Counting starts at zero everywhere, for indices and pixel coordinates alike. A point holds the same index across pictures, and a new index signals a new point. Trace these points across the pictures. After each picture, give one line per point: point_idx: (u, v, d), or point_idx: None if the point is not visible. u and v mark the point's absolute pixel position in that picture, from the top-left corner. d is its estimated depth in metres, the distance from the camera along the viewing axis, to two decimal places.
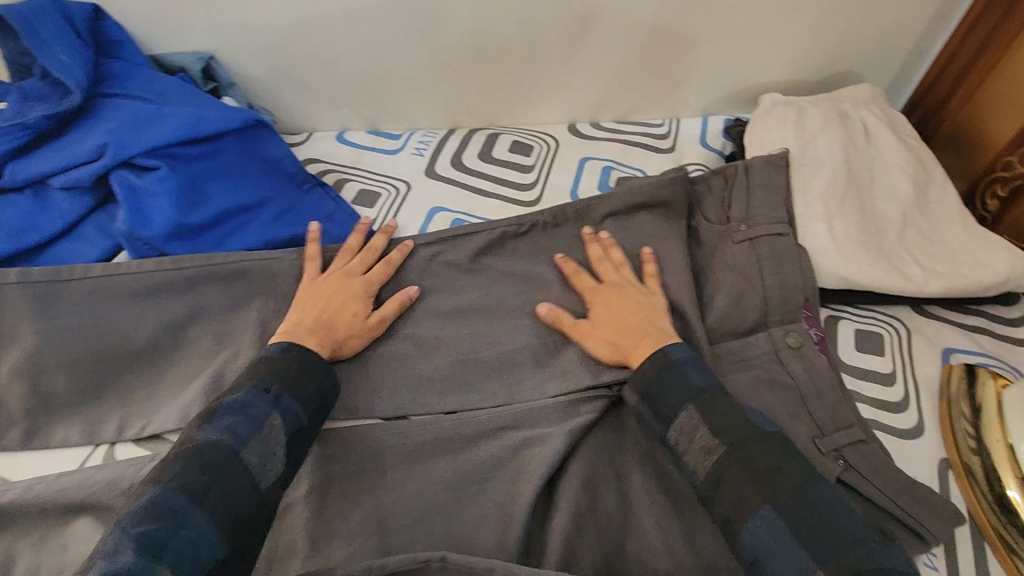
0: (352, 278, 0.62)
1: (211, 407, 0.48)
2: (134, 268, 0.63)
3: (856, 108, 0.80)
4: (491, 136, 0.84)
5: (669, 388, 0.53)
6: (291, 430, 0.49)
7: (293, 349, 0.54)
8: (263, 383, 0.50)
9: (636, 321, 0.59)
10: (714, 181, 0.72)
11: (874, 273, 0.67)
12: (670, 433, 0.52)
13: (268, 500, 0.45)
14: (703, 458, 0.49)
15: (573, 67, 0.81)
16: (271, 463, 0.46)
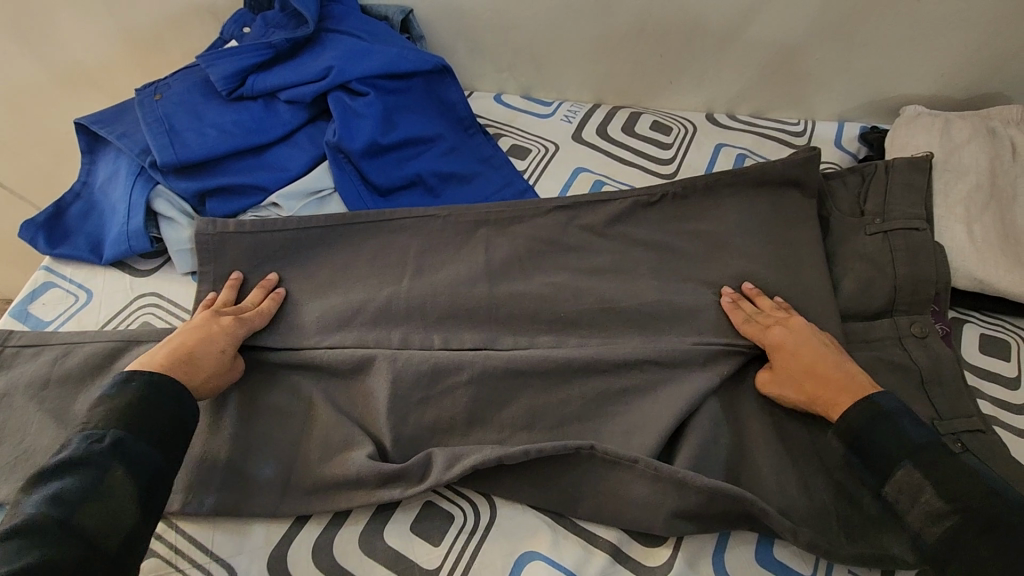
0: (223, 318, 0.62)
1: (36, 472, 0.46)
2: (320, 221, 0.71)
3: (1006, 126, 0.81)
4: (634, 113, 0.92)
5: (883, 441, 0.53)
6: (136, 476, 0.48)
7: (132, 378, 0.53)
8: (97, 428, 0.49)
9: (829, 369, 0.59)
10: (850, 178, 0.77)
11: (1011, 279, 0.68)
12: (888, 487, 0.52)
13: (117, 555, 0.45)
14: (929, 522, 0.49)
15: (723, 59, 0.88)
16: (115, 518, 0.45)
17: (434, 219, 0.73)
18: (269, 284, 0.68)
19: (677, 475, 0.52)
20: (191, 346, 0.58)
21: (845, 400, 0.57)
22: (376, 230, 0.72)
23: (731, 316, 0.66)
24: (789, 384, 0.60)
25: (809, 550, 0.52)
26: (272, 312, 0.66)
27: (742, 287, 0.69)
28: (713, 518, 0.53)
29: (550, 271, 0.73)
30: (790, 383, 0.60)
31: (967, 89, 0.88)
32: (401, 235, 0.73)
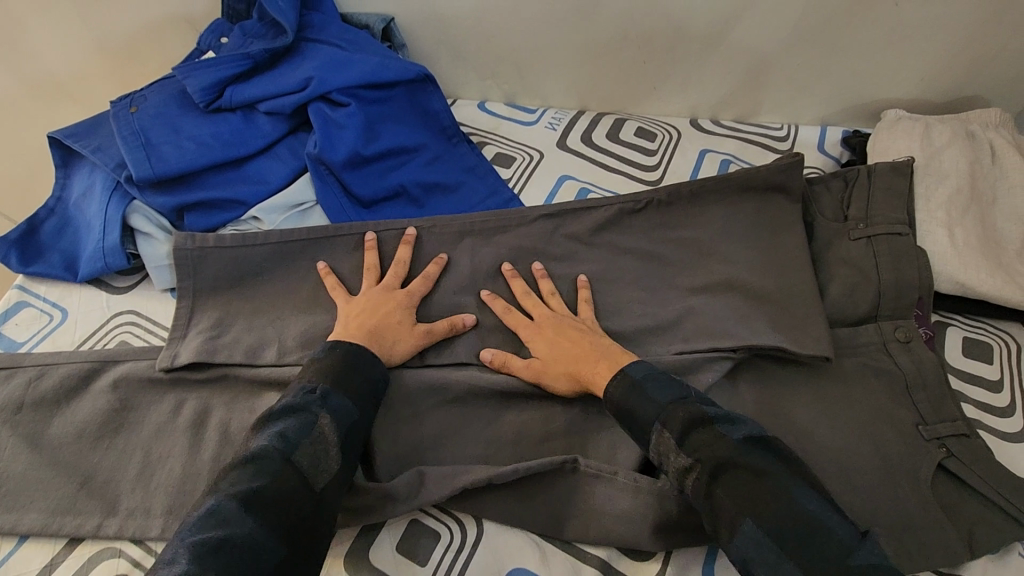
0: (392, 292, 0.66)
1: (267, 412, 0.52)
2: (304, 234, 0.69)
3: (984, 130, 0.82)
4: (618, 120, 0.92)
5: (647, 401, 0.54)
6: (343, 427, 0.52)
7: (337, 348, 0.58)
8: (311, 382, 0.54)
9: (580, 345, 0.61)
10: (834, 183, 0.78)
11: (992, 282, 0.69)
12: (652, 452, 0.52)
13: (326, 498, 0.49)
14: (682, 475, 0.50)
15: (706, 65, 0.89)
16: (325, 464, 0.49)
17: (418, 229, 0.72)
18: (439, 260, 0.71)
19: (655, 485, 0.53)
20: (388, 334, 0.62)
21: (603, 369, 0.59)
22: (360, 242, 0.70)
23: (493, 307, 0.67)
24: (553, 364, 0.61)
25: None
26: (433, 277, 0.70)
27: (575, 281, 0.72)
28: (704, 531, 0.52)
29: (537, 280, 0.72)
30: (556, 366, 0.61)
31: (946, 93, 0.89)
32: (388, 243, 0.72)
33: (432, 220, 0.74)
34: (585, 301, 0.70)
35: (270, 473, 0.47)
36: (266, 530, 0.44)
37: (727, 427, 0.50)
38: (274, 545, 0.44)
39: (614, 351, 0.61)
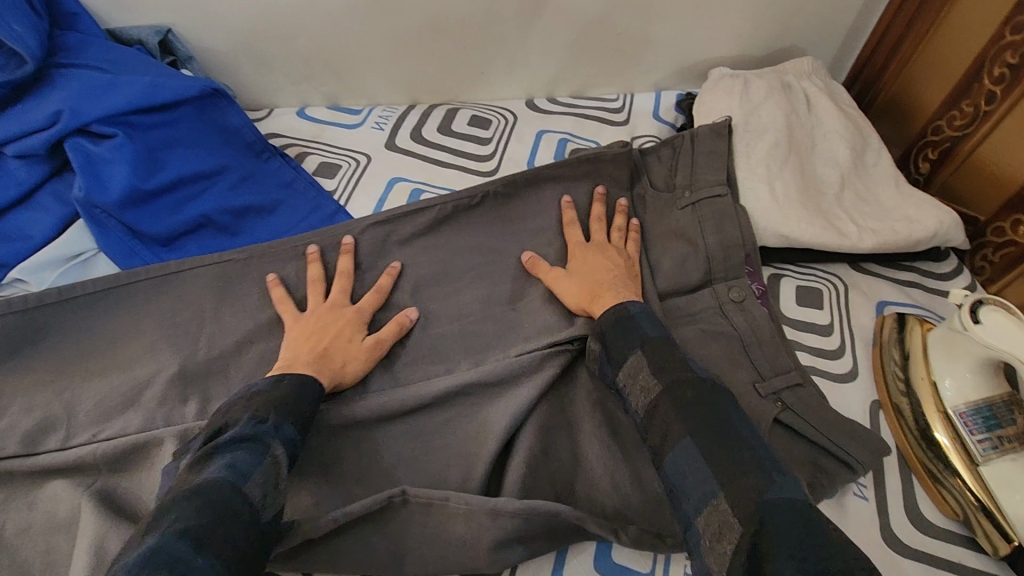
0: (342, 307, 0.64)
1: (208, 447, 0.46)
2: (88, 288, 0.62)
3: (798, 80, 0.84)
4: (450, 110, 0.88)
5: (624, 334, 0.57)
6: (289, 458, 0.48)
7: (284, 379, 0.53)
8: (259, 411, 0.49)
9: (606, 278, 0.65)
10: (664, 152, 0.79)
11: (812, 231, 0.70)
12: (622, 373, 0.56)
13: (268, 535, 0.44)
14: (644, 395, 0.53)
15: (528, 44, 0.86)
16: (274, 496, 0.45)
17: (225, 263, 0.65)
18: (314, 256, 0.67)
19: (488, 504, 0.50)
20: (336, 350, 0.60)
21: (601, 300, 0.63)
22: (157, 290, 0.63)
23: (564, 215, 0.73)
24: (573, 283, 0.66)
25: (637, 546, 0.52)
26: (385, 288, 0.68)
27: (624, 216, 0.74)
28: (540, 540, 0.51)
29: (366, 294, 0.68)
30: (567, 282, 0.66)
31: (764, 46, 0.90)
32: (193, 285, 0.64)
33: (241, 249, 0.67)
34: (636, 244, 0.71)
35: (227, 506, 0.41)
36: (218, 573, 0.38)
37: (699, 367, 0.53)
38: None
39: (626, 287, 0.65)
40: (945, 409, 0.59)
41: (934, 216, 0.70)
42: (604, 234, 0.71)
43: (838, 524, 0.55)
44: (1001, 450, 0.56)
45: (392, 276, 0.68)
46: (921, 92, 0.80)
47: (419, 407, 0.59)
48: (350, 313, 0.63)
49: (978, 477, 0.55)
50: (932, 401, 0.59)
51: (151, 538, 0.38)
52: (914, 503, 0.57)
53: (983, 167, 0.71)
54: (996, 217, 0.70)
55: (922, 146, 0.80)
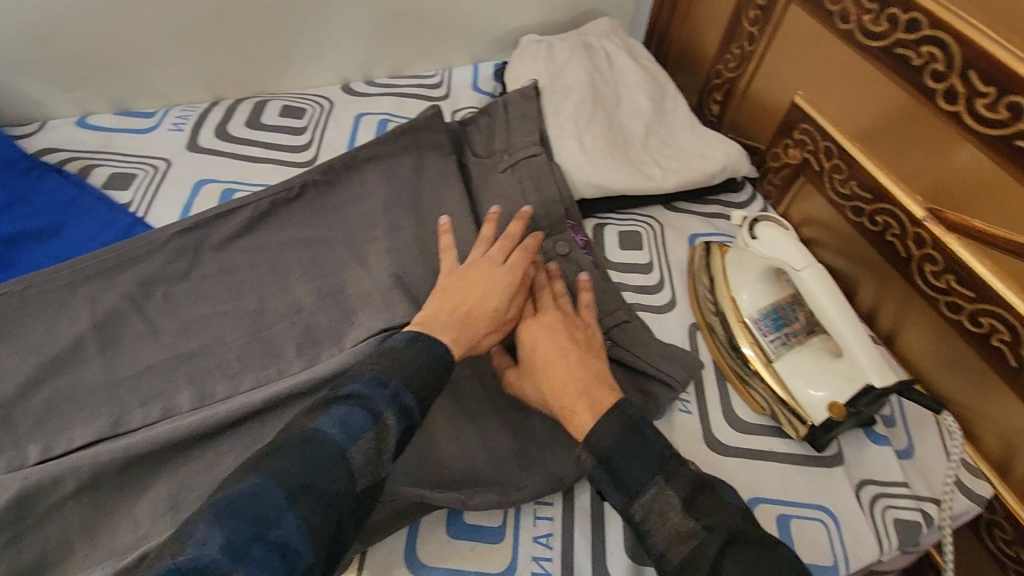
0: (495, 266, 0.60)
1: (327, 398, 0.46)
2: None
3: (598, 39, 0.89)
4: (259, 103, 0.83)
5: (634, 461, 0.48)
6: (402, 428, 0.46)
7: (417, 340, 0.51)
8: (383, 372, 0.48)
9: (568, 375, 0.54)
10: (482, 120, 0.80)
11: (621, 178, 0.75)
12: (634, 506, 0.47)
13: (362, 500, 0.43)
14: (678, 541, 0.45)
15: (330, 24, 0.83)
16: (373, 465, 0.44)
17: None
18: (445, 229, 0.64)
19: None
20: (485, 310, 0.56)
21: (578, 408, 0.52)
22: None
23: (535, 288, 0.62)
24: (551, 374, 0.55)
25: (482, 506, 0.53)
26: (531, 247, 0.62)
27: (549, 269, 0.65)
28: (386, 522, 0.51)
29: (178, 305, 0.63)
30: (529, 385, 0.56)
31: (567, 9, 0.94)
32: None
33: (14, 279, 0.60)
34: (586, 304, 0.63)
35: (337, 464, 0.42)
36: (305, 529, 0.39)
37: (727, 494, 0.48)
38: (313, 547, 0.39)
39: (595, 382, 0.54)
40: (747, 322, 0.65)
41: (722, 151, 0.78)
42: (545, 298, 0.62)
43: (667, 440, 0.60)
44: (789, 345, 0.63)
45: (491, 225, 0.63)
46: (701, 40, 0.87)
47: (247, 416, 0.56)
48: (501, 271, 0.59)
49: (772, 370, 0.62)
50: (735, 316, 0.66)
51: (253, 476, 0.40)
52: (730, 407, 0.63)
53: (757, 101, 0.80)
54: (772, 144, 0.78)
55: (710, 90, 0.88)
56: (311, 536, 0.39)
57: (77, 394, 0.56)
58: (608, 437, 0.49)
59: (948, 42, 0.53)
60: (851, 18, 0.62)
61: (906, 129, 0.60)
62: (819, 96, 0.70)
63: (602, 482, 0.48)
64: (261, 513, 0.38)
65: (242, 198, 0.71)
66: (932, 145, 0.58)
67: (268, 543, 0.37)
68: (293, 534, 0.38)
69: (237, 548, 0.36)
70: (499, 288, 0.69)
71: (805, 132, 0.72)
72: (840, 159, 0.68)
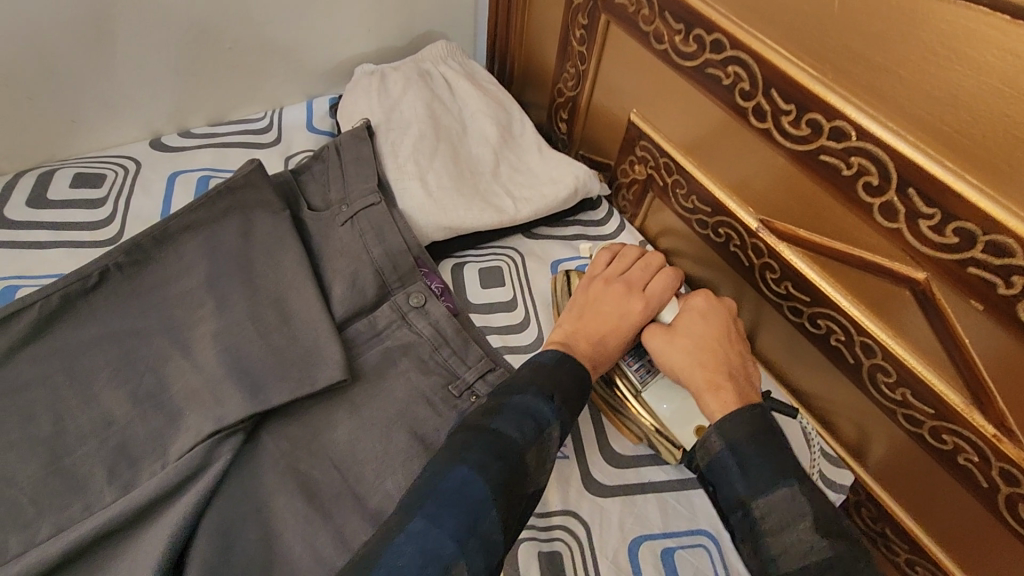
0: (636, 280, 0.66)
1: (500, 400, 0.52)
2: None
3: (435, 65, 0.84)
4: (43, 174, 0.71)
5: (774, 459, 0.50)
6: (558, 447, 0.52)
7: (566, 359, 0.57)
8: (548, 385, 0.54)
9: (718, 368, 0.58)
10: (316, 166, 0.74)
11: (470, 215, 0.71)
12: (759, 505, 0.48)
13: (526, 509, 0.48)
14: (793, 550, 0.46)
15: (120, 76, 0.72)
16: (540, 475, 0.50)
17: None
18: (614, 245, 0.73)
19: None
20: (610, 326, 0.62)
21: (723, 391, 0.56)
22: None
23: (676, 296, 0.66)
24: (692, 371, 0.58)
25: None
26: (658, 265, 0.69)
27: (715, 225, 0.67)
28: None
29: None
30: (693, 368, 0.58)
31: (400, 34, 0.88)
32: None
33: None
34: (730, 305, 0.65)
35: (510, 467, 0.47)
36: (504, 529, 0.44)
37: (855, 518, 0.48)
38: (501, 554, 0.44)
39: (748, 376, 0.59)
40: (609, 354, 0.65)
41: (571, 173, 0.76)
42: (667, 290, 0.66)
43: (547, 494, 0.57)
44: (653, 371, 0.63)
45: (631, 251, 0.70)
46: (540, 59, 0.86)
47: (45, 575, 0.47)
48: (621, 286, 0.65)
49: (643, 402, 0.61)
50: None
51: (459, 467, 0.46)
52: (606, 442, 0.62)
53: (599, 118, 0.79)
54: (620, 160, 0.78)
55: (556, 108, 0.86)
56: (503, 528, 0.44)
57: None
58: (739, 430, 0.52)
59: (749, 61, 0.54)
60: (664, 39, 0.62)
61: (728, 144, 0.61)
62: (651, 114, 0.70)
63: (729, 468, 0.51)
64: (470, 507, 0.44)
65: (23, 298, 0.59)
66: (753, 159, 0.59)
67: (480, 539, 0.43)
68: (494, 530, 0.44)
69: (461, 539, 0.42)
70: (351, 355, 0.63)
71: (645, 149, 0.73)
72: (679, 174, 0.69)
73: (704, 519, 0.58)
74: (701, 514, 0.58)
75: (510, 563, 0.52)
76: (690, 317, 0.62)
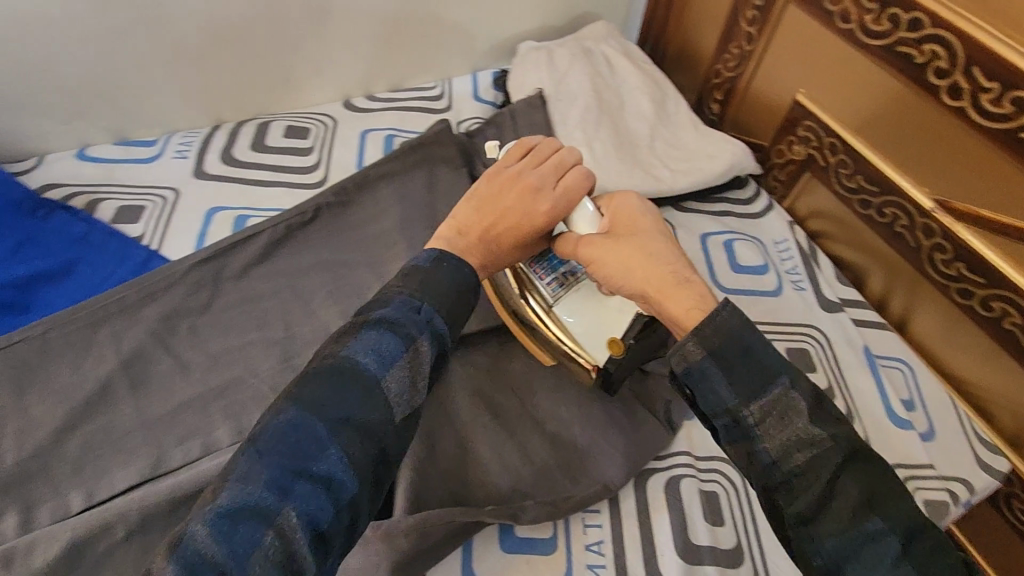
0: (547, 190, 0.56)
1: (358, 321, 0.44)
2: None
3: (597, 44, 0.89)
4: (261, 125, 0.82)
5: (767, 353, 0.42)
6: (435, 354, 0.45)
7: (445, 258, 0.49)
8: (412, 297, 0.46)
9: (671, 271, 0.50)
10: (489, 132, 0.80)
11: (633, 182, 0.76)
12: (759, 403, 0.42)
13: (405, 427, 0.42)
14: (795, 448, 0.40)
15: (329, 42, 0.82)
16: (410, 392, 0.43)
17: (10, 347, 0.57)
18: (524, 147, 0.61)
19: (380, 529, 0.49)
20: (508, 219, 0.55)
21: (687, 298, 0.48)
22: None
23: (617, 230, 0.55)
24: (635, 276, 0.51)
25: (537, 520, 0.54)
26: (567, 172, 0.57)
27: (880, 206, 0.68)
28: (444, 546, 0.51)
29: (205, 336, 0.62)
30: (630, 274, 0.51)
31: (562, 15, 0.94)
32: None
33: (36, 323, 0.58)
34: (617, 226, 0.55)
35: (360, 397, 0.40)
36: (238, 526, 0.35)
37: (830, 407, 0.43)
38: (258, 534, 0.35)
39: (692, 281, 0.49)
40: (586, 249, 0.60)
41: (728, 150, 0.79)
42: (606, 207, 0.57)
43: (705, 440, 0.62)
44: (566, 285, 0.61)
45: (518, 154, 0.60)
46: (697, 43, 0.89)
47: None
48: (529, 183, 0.56)
49: (555, 317, 0.60)
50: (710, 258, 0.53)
51: (290, 405, 0.39)
52: None
53: (757, 100, 0.81)
54: (776, 140, 0.80)
55: (709, 89, 0.89)
56: (351, 466, 0.38)
57: (110, 437, 0.55)
58: (732, 324, 0.43)
59: (952, 40, 0.56)
60: (852, 19, 0.64)
61: (910, 123, 0.63)
62: (820, 93, 0.72)
63: (714, 371, 0.42)
64: (301, 450, 0.37)
65: (256, 225, 0.70)
66: (939, 139, 0.60)
67: (308, 479, 0.37)
68: (336, 469, 0.38)
69: (282, 486, 0.36)
70: None
71: (809, 129, 0.74)
72: (845, 154, 0.70)
73: None
74: None
75: (672, 494, 0.57)
76: (642, 224, 0.55)
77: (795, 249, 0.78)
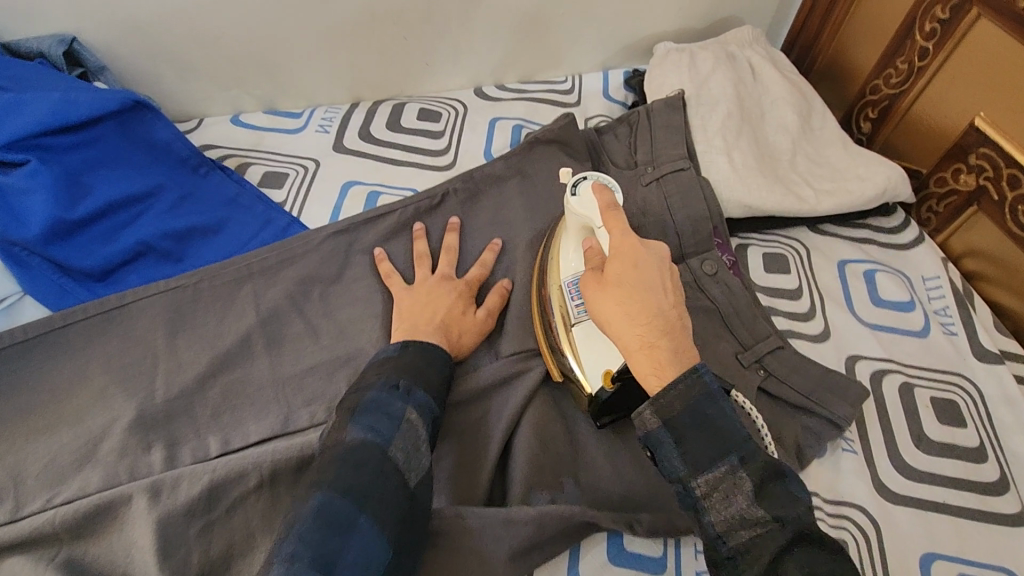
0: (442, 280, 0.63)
1: (349, 406, 0.47)
2: (19, 335, 0.57)
3: (742, 49, 0.85)
4: (397, 105, 0.84)
5: (702, 426, 0.42)
6: (429, 422, 0.48)
7: (412, 345, 0.53)
8: (392, 379, 0.49)
9: (656, 320, 0.43)
10: (621, 130, 0.79)
11: (772, 198, 0.72)
12: (699, 480, 0.41)
13: (419, 493, 0.44)
14: (737, 525, 0.39)
15: (472, 29, 0.82)
16: (418, 455, 0.45)
17: (168, 294, 0.60)
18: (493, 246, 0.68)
19: (502, 514, 0.49)
20: (439, 303, 0.60)
21: (647, 365, 0.43)
22: (99, 330, 0.58)
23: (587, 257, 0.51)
24: (613, 322, 0.45)
25: (651, 535, 0.52)
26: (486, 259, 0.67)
27: None
28: (557, 544, 0.50)
29: (335, 303, 0.63)
30: (622, 321, 0.44)
31: (706, 17, 0.90)
32: (140, 318, 0.59)
33: (192, 271, 0.62)
34: (645, 245, 0.48)
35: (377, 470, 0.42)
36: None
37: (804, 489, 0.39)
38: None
39: (676, 343, 0.43)
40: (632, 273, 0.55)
41: (882, 173, 0.73)
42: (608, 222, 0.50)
43: (833, 480, 0.58)
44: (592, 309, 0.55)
45: (491, 253, 0.67)
46: (854, 57, 0.83)
47: None
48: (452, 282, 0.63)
49: (570, 337, 0.55)
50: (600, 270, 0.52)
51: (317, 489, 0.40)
52: (897, 449, 0.60)
53: (923, 121, 0.74)
54: (938, 167, 0.73)
55: (862, 106, 0.83)
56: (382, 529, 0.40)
57: (246, 388, 0.57)
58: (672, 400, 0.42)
59: None
60: None
61: None
62: (1005, 120, 0.64)
63: (665, 443, 0.43)
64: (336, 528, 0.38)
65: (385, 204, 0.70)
66: None
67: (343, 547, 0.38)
68: (369, 534, 0.39)
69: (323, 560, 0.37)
70: None
71: (983, 158, 0.67)
72: None
73: (1007, 555, 0.54)
74: (1001, 549, 0.55)
75: None
76: (620, 259, 0.46)
77: (946, 286, 0.71)
